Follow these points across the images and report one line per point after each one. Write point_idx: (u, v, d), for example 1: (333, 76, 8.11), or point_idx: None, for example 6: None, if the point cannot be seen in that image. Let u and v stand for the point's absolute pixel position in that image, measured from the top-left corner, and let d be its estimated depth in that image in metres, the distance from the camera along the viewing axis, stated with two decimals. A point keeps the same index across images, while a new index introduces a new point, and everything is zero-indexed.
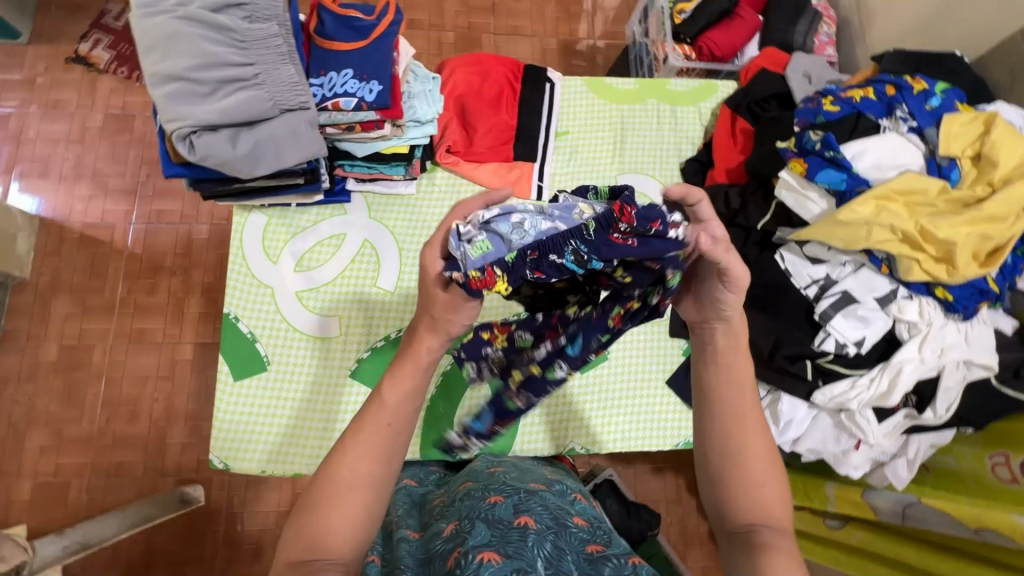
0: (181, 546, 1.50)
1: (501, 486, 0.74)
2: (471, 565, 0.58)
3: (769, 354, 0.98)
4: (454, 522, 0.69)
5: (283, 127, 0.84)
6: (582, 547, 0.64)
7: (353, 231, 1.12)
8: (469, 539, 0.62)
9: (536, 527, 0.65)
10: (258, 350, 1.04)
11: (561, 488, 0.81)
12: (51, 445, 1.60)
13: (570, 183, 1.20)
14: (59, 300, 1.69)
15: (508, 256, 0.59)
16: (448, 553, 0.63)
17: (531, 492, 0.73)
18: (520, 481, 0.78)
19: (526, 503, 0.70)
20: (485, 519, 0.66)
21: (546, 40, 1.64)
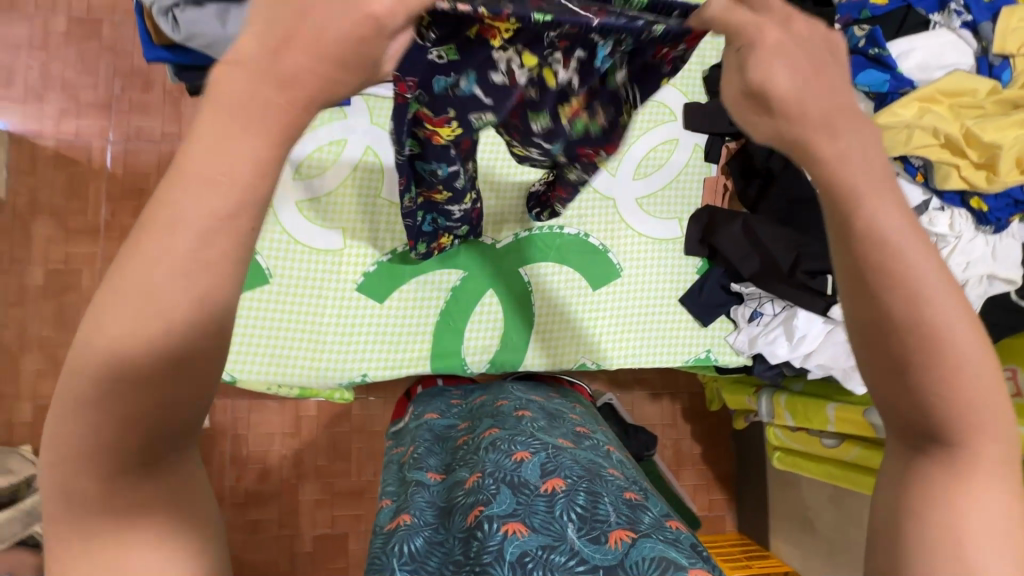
0: None
1: (530, 440, 0.71)
2: (494, 536, 0.58)
3: (790, 270, 0.96)
4: (477, 474, 0.68)
5: None
6: (620, 493, 0.66)
7: (354, 137, 1.04)
8: (490, 504, 0.61)
9: (565, 488, 0.63)
10: (259, 263, 0.98)
11: (589, 439, 0.80)
12: (48, 369, 1.57)
13: None
14: (39, 221, 1.60)
15: (535, 17, 0.51)
16: (467, 508, 0.64)
17: (559, 448, 0.71)
18: (548, 432, 0.76)
19: (554, 460, 0.68)
20: (509, 482, 0.64)
21: None
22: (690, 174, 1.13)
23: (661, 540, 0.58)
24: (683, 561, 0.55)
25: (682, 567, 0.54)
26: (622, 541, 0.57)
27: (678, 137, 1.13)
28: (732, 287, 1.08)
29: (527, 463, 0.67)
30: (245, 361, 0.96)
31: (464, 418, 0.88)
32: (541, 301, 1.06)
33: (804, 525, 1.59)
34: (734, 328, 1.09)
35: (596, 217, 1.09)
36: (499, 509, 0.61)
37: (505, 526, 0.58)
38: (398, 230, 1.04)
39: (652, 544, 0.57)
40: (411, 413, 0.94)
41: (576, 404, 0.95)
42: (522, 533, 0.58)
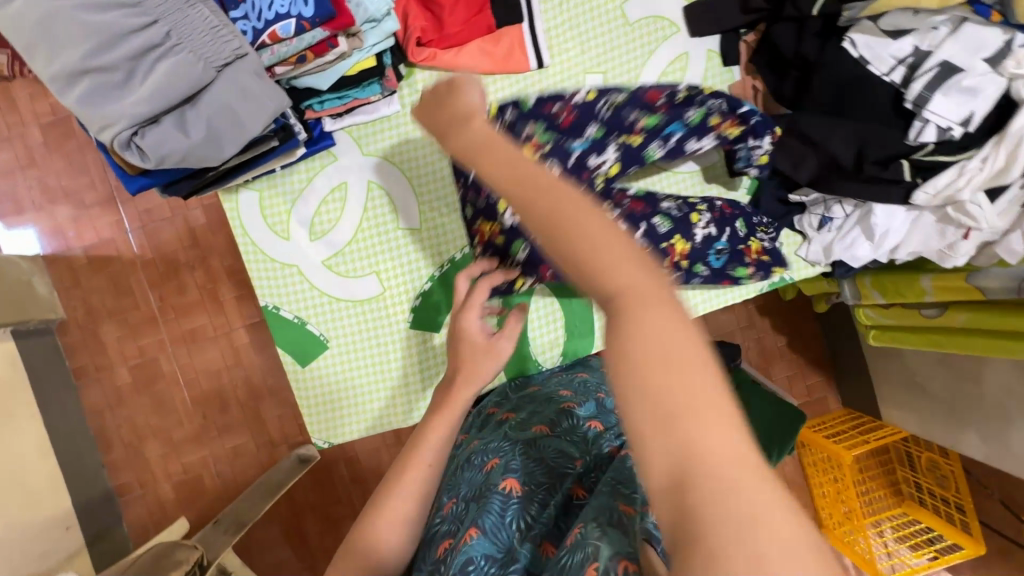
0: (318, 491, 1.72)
1: (501, 445, 0.72)
2: (455, 551, 0.58)
3: (856, 166, 0.85)
4: (452, 499, 0.69)
5: (227, 89, 0.69)
6: (568, 492, 0.65)
7: (352, 176, 0.99)
8: (456, 529, 0.62)
9: (523, 492, 0.63)
10: (312, 332, 1.00)
11: (570, 420, 0.78)
12: (169, 450, 1.77)
13: (570, 34, 0.99)
14: (104, 326, 1.73)
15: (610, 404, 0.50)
16: (439, 540, 0.64)
17: (530, 443, 0.71)
18: (524, 428, 0.76)
19: (520, 459, 0.68)
20: (472, 499, 0.65)
21: None
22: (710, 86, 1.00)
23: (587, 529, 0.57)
24: (585, 528, 0.56)
25: (584, 538, 0.55)
26: (549, 552, 0.58)
27: (687, 49, 1.00)
28: (791, 198, 0.99)
29: (493, 469, 0.68)
30: (335, 426, 1.01)
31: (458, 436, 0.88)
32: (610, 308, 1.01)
33: (913, 389, 1.53)
34: (801, 241, 1.01)
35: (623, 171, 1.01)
36: (462, 524, 0.61)
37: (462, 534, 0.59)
38: (427, 254, 1.01)
39: (575, 535, 0.56)
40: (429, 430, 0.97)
41: (584, 373, 0.94)
42: (476, 535, 0.58)
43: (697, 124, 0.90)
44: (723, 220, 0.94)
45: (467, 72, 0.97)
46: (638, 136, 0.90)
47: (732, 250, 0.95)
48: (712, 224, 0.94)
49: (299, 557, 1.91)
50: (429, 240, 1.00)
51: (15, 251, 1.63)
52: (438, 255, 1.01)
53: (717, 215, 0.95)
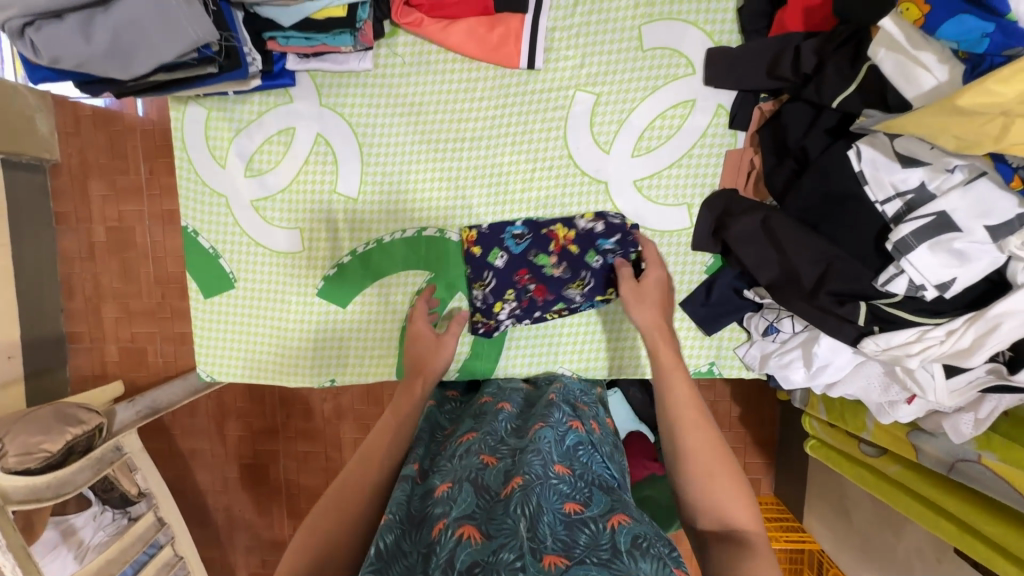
0: (248, 402, 1.97)
1: (501, 447, 0.69)
2: (448, 543, 0.53)
3: (812, 289, 0.76)
4: (447, 484, 0.62)
5: (143, 5, 0.63)
6: (560, 505, 0.57)
7: (302, 124, 0.93)
8: (450, 509, 0.57)
9: (523, 484, 0.58)
10: (223, 267, 0.97)
11: (558, 420, 0.74)
12: (123, 316, 1.91)
13: (573, 42, 0.89)
14: (94, 182, 1.87)
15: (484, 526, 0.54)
16: (433, 522, 0.57)
17: (526, 445, 0.67)
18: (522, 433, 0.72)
19: (518, 463, 0.64)
20: (472, 484, 0.61)
21: None
22: (707, 146, 0.90)
23: (595, 565, 0.48)
24: None
25: None
26: (555, 565, 0.48)
27: (696, 97, 0.89)
28: (747, 293, 0.90)
29: (493, 469, 0.64)
30: (222, 364, 0.99)
31: (451, 423, 0.86)
32: (517, 343, 0.96)
33: (840, 510, 1.44)
34: (747, 340, 0.92)
35: (582, 205, 0.92)
36: (458, 512, 0.56)
37: (459, 531, 0.53)
38: (438, 210, 0.95)
39: (585, 567, 0.48)
40: None
41: (583, 407, 0.82)
42: (475, 539, 0.52)
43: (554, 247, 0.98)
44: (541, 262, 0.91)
45: (453, 51, 0.89)
46: (540, 242, 0.92)
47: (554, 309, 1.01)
48: (530, 283, 0.92)
49: (216, 450, 2.00)
50: (366, 215, 0.95)
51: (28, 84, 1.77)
52: (446, 219, 0.94)
53: (526, 301, 0.93)
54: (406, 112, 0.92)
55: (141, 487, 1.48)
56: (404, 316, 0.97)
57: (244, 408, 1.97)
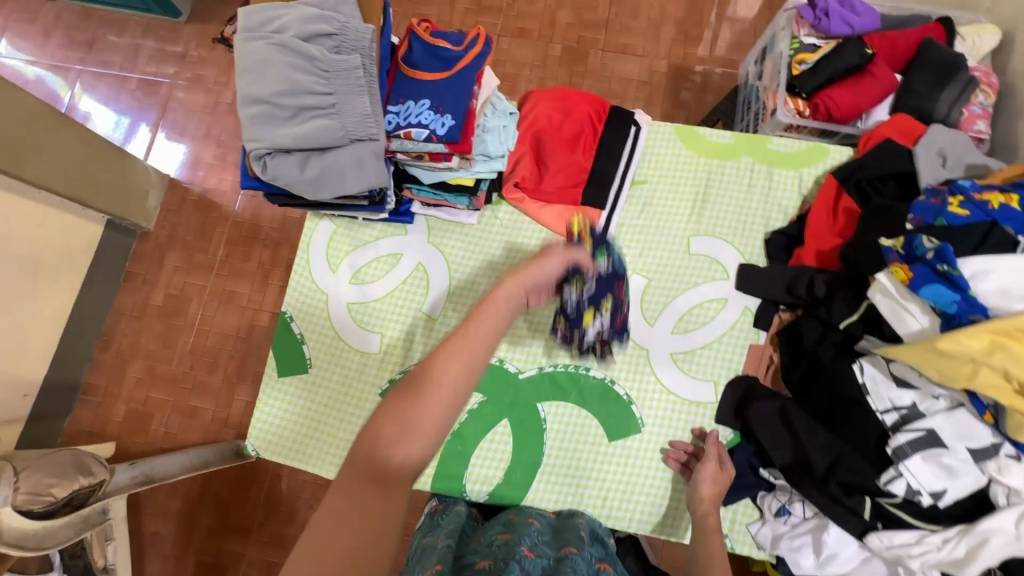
0: (232, 493, 1.90)
1: (537, 547, 0.78)
2: None
3: (823, 477, 0.87)
4: (488, 560, 0.72)
5: (350, 156, 0.87)
6: None
7: (408, 252, 1.14)
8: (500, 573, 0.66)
9: None
10: (303, 352, 1.10)
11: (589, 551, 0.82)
12: (145, 378, 1.92)
13: (636, 237, 1.14)
14: (173, 253, 1.97)
15: None
16: None
17: (563, 557, 0.76)
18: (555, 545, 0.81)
19: (556, 567, 0.73)
20: (519, 564, 0.69)
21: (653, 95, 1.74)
22: (734, 337, 1.08)
23: None
24: None
25: None
26: None
27: (728, 296, 1.10)
28: (761, 472, 0.99)
29: (533, 560, 0.72)
30: (273, 440, 1.07)
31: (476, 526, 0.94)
32: (547, 476, 1.04)
33: None
34: (758, 518, 0.99)
35: (624, 364, 1.08)
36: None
37: None
38: (503, 343, 1.10)
39: None
40: (433, 510, 0.99)
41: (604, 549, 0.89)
42: None
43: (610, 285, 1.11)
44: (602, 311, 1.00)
45: (542, 224, 1.14)
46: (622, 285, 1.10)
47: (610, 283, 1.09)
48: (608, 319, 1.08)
49: (177, 540, 1.87)
50: (440, 335, 1.10)
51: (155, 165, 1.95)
52: (508, 352, 1.09)
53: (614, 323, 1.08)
54: (495, 261, 1.13)
55: (108, 560, 1.43)
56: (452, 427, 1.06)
57: (225, 498, 1.90)
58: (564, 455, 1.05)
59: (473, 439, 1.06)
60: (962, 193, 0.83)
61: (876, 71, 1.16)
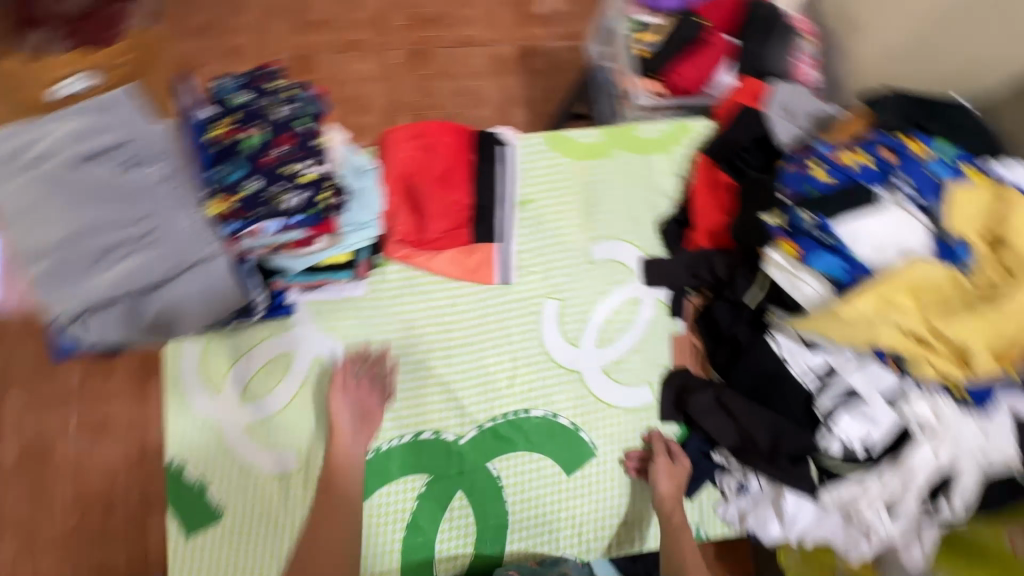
0: None
1: None
2: None
3: (770, 452, 0.91)
4: None
5: (190, 285, 0.80)
6: None
7: (300, 348, 1.00)
8: None
9: None
10: (210, 500, 0.94)
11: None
12: (17, 557, 1.34)
13: (537, 260, 1.09)
14: (13, 394, 1.38)
15: None
16: None
17: None
18: None
19: None
20: None
21: (512, 87, 1.67)
22: (656, 333, 1.08)
23: None
24: None
25: None
26: None
27: (640, 294, 1.10)
28: (713, 455, 1.01)
29: None
30: None
31: None
32: (521, 533, 0.99)
33: None
34: (721, 498, 1.03)
35: (562, 395, 1.04)
36: None
37: None
38: (432, 414, 1.01)
39: None
40: None
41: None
42: None
43: (269, 135, 0.85)
44: (275, 177, 0.82)
45: (437, 274, 1.05)
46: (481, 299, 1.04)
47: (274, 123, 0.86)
48: None
49: None
50: (363, 427, 0.99)
51: None
52: (441, 420, 1.01)
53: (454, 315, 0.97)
54: (399, 329, 1.03)
55: None
56: (407, 518, 0.98)
57: None
58: (529, 507, 1.00)
59: (433, 519, 0.98)
60: (821, 159, 0.87)
61: (713, 40, 1.19)
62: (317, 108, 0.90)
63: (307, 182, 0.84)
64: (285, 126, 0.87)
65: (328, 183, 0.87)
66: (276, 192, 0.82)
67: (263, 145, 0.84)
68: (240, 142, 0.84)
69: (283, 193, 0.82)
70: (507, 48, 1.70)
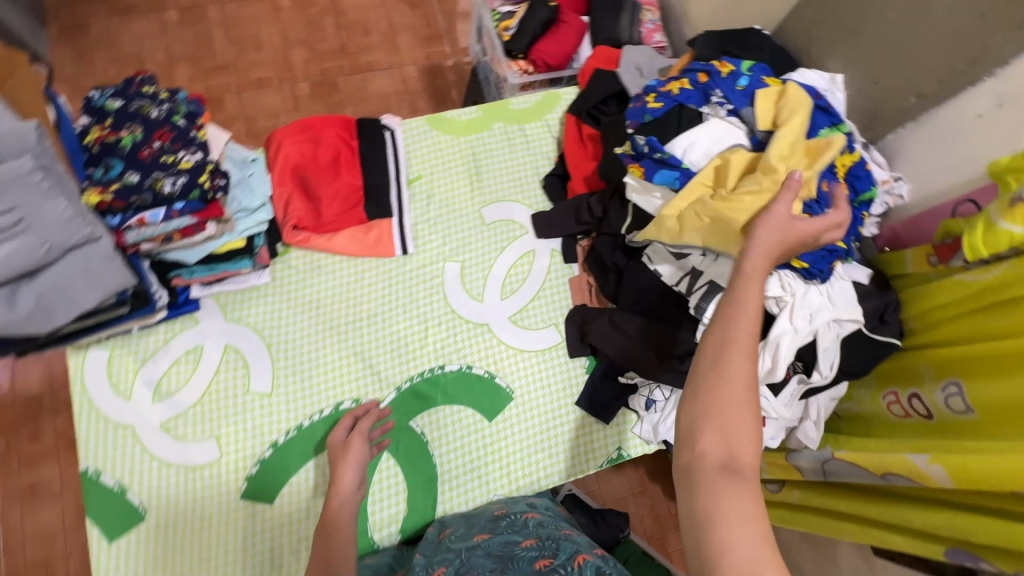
0: None
1: (442, 558, 0.75)
2: None
3: (659, 358, 0.98)
4: None
5: (72, 269, 0.75)
6: (532, 565, 0.67)
7: (209, 340, 1.03)
8: None
9: None
10: (130, 501, 0.94)
11: (509, 518, 0.88)
12: None
13: (433, 228, 1.16)
14: None
15: None
16: None
17: (474, 547, 0.76)
18: (466, 537, 0.81)
19: (467, 564, 0.71)
20: None
21: (416, 98, 1.76)
22: (553, 279, 1.17)
23: None
24: None
25: None
26: None
27: (534, 247, 1.18)
28: (622, 378, 1.08)
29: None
30: None
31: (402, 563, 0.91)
32: (450, 481, 1.03)
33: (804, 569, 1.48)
34: (637, 419, 1.09)
35: (473, 348, 1.10)
36: None
37: None
38: (344, 385, 1.04)
39: None
40: None
41: (532, 514, 0.90)
42: None
43: (145, 131, 0.90)
44: (153, 168, 0.87)
45: (339, 253, 1.11)
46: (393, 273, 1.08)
47: (147, 122, 0.90)
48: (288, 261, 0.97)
49: None
50: (282, 406, 1.01)
51: None
52: (355, 387, 1.04)
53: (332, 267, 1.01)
54: (306, 309, 1.07)
55: None
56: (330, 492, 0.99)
57: None
58: (454, 456, 1.04)
59: None
60: (653, 91, 0.99)
61: (567, 19, 1.32)
62: (192, 107, 0.96)
63: (185, 167, 0.88)
64: (161, 122, 0.92)
65: (208, 167, 0.90)
66: (155, 179, 0.87)
67: (141, 141, 0.89)
68: (117, 142, 0.88)
69: (162, 179, 0.87)
70: (410, 64, 1.79)
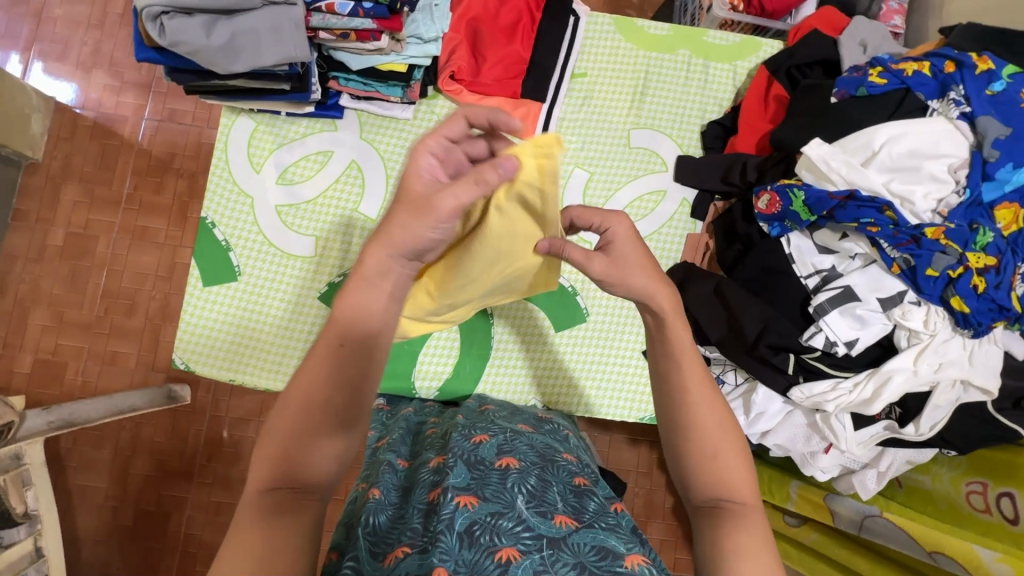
0: (166, 439, 1.41)
1: (481, 427, 0.75)
2: (447, 506, 0.58)
3: (754, 342, 0.92)
4: (439, 456, 0.69)
5: (264, 21, 0.79)
6: (570, 479, 0.69)
7: (340, 149, 1.07)
8: (446, 478, 0.62)
9: (519, 467, 0.66)
10: (231, 259, 1.03)
11: (550, 424, 0.90)
12: (52, 327, 1.43)
13: (577, 131, 1.12)
14: (70, 187, 1.47)
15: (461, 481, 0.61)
16: (430, 485, 0.64)
17: (517, 433, 0.76)
18: (510, 421, 0.83)
19: (510, 444, 0.72)
20: (466, 461, 0.65)
21: None
22: (672, 229, 1.11)
23: (604, 530, 0.60)
24: (621, 550, 0.58)
25: (619, 556, 0.57)
26: (567, 525, 0.59)
27: (667, 188, 1.11)
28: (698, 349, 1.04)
29: (484, 445, 0.70)
30: (203, 353, 1.00)
31: (433, 417, 0.92)
32: (498, 368, 1.05)
33: None
34: None
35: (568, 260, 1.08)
36: (454, 481, 0.61)
37: (458, 498, 0.59)
38: None
39: (594, 534, 0.59)
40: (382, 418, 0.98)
41: (568, 433, 0.91)
42: (472, 506, 0.59)
43: None
44: None
45: None
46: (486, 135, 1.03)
47: None
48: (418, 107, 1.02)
49: None
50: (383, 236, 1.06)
51: (48, 90, 1.45)
52: None
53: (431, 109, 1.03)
54: None
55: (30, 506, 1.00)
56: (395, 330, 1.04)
57: (160, 446, 1.40)
58: (512, 347, 1.06)
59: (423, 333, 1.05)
60: (882, 64, 0.87)
61: None
62: None
63: None
64: None
65: None
66: None
67: None
68: None
69: None
70: None
